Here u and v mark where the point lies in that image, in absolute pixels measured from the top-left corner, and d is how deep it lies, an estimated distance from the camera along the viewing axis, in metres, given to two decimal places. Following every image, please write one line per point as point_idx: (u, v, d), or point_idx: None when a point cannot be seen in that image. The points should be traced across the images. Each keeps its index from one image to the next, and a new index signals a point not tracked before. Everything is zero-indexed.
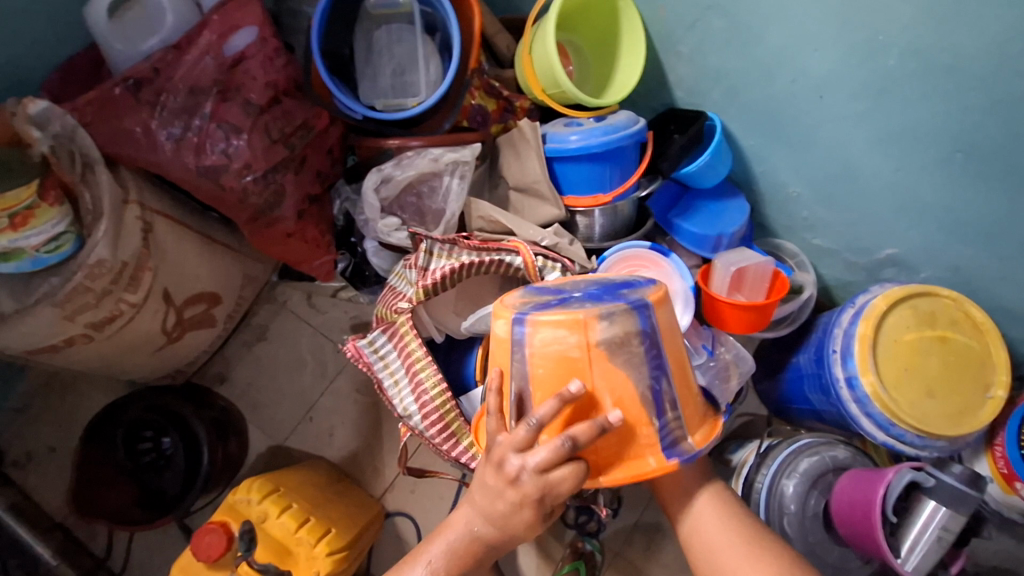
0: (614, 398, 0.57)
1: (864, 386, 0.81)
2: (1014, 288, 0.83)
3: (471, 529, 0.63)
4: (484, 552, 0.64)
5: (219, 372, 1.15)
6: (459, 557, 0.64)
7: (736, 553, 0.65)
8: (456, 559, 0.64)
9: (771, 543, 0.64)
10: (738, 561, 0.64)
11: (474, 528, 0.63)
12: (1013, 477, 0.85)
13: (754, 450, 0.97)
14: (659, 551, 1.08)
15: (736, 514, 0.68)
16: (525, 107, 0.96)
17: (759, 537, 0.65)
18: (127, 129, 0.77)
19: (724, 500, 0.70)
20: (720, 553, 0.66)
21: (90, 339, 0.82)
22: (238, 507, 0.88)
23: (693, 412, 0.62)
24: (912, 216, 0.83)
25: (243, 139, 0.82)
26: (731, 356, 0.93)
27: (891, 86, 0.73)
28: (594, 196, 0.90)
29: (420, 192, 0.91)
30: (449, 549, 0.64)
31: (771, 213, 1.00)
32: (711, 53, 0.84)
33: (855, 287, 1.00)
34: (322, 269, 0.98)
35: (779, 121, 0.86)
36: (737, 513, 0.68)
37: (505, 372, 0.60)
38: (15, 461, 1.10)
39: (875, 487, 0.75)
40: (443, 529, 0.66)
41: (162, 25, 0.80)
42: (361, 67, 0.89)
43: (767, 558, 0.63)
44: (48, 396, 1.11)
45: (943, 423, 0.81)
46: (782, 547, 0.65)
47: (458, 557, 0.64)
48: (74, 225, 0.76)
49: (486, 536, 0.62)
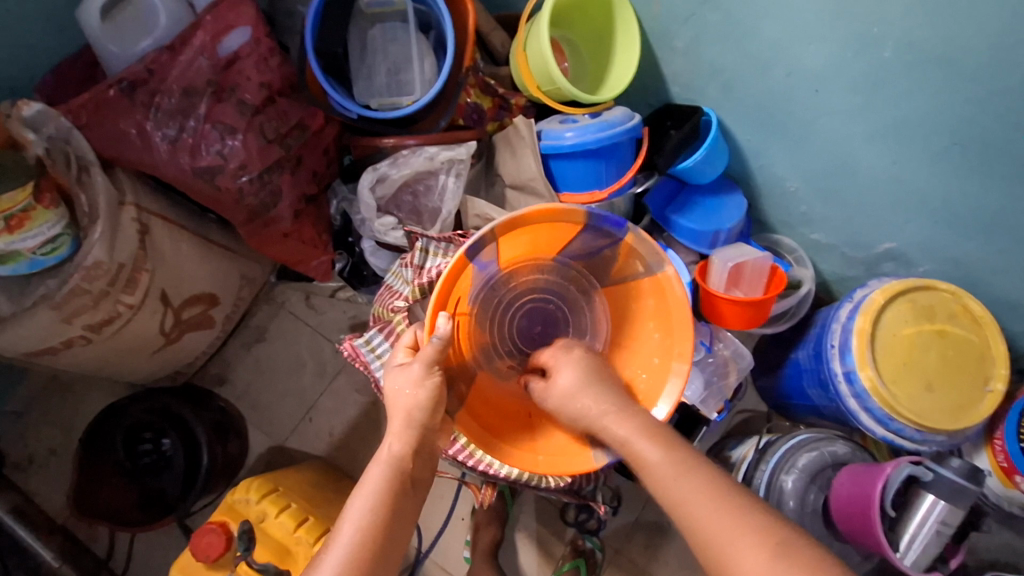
0: (468, 292, 0.71)
1: (863, 380, 0.81)
2: (1013, 281, 0.82)
3: (390, 444, 0.64)
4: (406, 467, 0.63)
5: (219, 373, 1.16)
6: (388, 488, 0.62)
7: (725, 532, 0.53)
8: (385, 488, 0.62)
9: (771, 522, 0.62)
10: (726, 548, 0.53)
11: (393, 449, 0.63)
12: (1013, 470, 0.84)
13: (753, 445, 0.96)
14: (660, 549, 1.08)
15: (695, 469, 0.59)
16: (519, 104, 0.95)
17: (746, 513, 0.54)
18: (121, 131, 0.77)
19: (676, 451, 0.61)
20: (702, 531, 0.55)
21: (87, 341, 0.82)
22: (237, 507, 0.88)
23: (511, 229, 0.68)
24: (909, 209, 0.83)
25: (238, 140, 0.82)
26: (729, 352, 0.93)
27: (886, 78, 0.72)
28: (591, 193, 0.89)
29: (416, 191, 0.91)
30: (376, 488, 0.61)
31: (769, 208, 0.99)
32: (706, 48, 0.84)
33: (853, 282, 1.00)
34: (320, 269, 0.99)
35: (777, 116, 0.85)
36: (726, 493, 0.56)
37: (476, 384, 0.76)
38: (15, 464, 1.10)
39: (874, 481, 0.74)
40: (363, 483, 0.62)
41: (154, 26, 0.80)
42: (356, 66, 0.89)
43: (756, 542, 0.52)
44: (49, 398, 1.12)
45: (942, 416, 0.81)
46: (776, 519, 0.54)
47: (386, 486, 0.61)
48: (69, 227, 0.76)
49: (406, 444, 0.64)
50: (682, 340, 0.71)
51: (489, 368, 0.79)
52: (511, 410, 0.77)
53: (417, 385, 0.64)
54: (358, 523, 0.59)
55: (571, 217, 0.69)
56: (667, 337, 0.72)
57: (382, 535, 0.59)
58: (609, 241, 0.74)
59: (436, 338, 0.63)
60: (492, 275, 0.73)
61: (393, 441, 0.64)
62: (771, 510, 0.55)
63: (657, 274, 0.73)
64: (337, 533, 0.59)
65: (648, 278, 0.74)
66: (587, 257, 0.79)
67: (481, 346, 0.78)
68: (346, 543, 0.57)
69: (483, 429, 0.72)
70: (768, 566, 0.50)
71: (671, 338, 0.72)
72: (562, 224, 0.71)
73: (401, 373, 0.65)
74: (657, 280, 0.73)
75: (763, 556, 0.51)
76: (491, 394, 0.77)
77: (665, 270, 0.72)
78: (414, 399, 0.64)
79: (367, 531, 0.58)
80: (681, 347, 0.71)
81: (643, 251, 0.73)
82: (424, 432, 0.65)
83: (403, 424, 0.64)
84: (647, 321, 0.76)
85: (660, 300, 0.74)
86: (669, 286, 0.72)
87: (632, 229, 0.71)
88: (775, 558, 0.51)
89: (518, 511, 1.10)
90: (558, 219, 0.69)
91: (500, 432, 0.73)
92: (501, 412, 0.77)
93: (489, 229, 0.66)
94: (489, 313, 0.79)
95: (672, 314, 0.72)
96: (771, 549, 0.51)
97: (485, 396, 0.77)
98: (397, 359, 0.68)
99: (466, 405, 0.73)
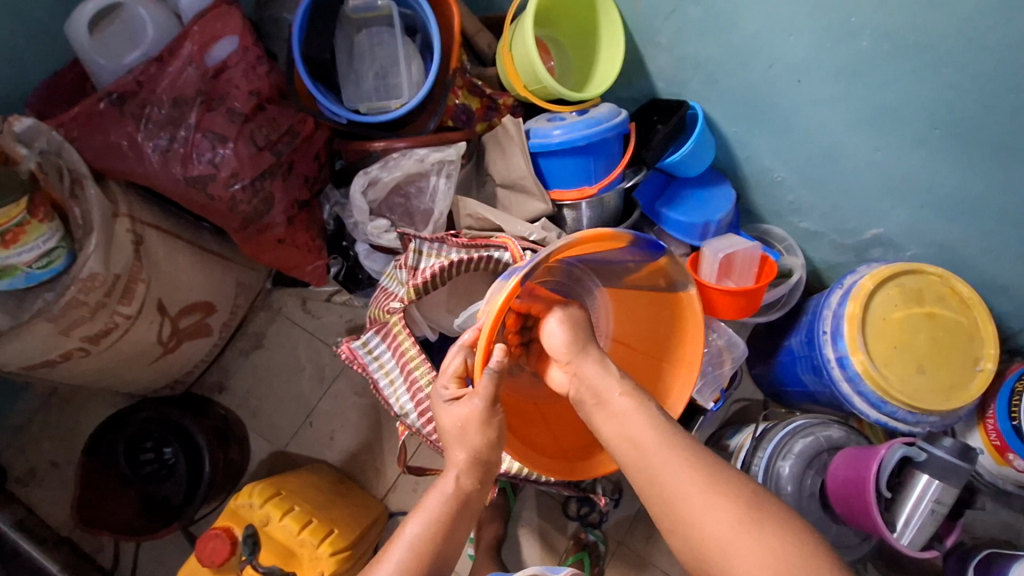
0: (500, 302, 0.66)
1: (855, 364, 0.82)
2: (999, 262, 0.84)
3: (453, 474, 0.65)
4: (471, 492, 0.65)
5: (218, 381, 1.16)
6: (448, 515, 0.63)
7: (694, 488, 0.55)
8: (444, 514, 0.63)
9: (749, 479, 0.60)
10: (696, 510, 0.54)
11: (461, 479, 0.65)
12: (1006, 449, 0.85)
13: (750, 433, 0.97)
14: (661, 540, 1.09)
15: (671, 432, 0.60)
16: (507, 104, 0.96)
17: (720, 477, 0.56)
18: (113, 143, 0.78)
19: (651, 414, 0.61)
20: (670, 492, 0.56)
21: (86, 353, 0.83)
22: (241, 512, 0.89)
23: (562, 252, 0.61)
24: (893, 195, 0.84)
25: (229, 148, 0.83)
26: (723, 342, 0.92)
27: (865, 67, 0.74)
28: (580, 189, 0.91)
29: (407, 193, 0.92)
30: (434, 513, 0.63)
31: (758, 199, 1.01)
32: (689, 43, 0.85)
33: (843, 268, 1.01)
34: (315, 273, 1.00)
35: (760, 107, 0.86)
36: (701, 457, 0.58)
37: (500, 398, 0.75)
38: (18, 479, 1.10)
39: (869, 463, 0.75)
40: (421, 509, 0.64)
41: (142, 39, 0.81)
42: (343, 71, 0.90)
43: (725, 501, 0.54)
44: (49, 412, 1.12)
45: (933, 398, 0.82)
46: (749, 485, 0.56)
47: (444, 513, 0.63)
48: (64, 240, 0.76)
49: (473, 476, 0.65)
50: (697, 349, 0.74)
51: (514, 378, 0.80)
52: (529, 413, 0.79)
53: (484, 425, 0.64)
54: (416, 535, 0.61)
55: (619, 240, 0.64)
56: (685, 349, 0.75)
57: (434, 558, 0.61)
58: (641, 259, 0.72)
59: (488, 372, 0.62)
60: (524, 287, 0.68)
61: (459, 473, 0.65)
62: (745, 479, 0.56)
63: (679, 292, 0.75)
64: (388, 548, 0.61)
65: (669, 293, 0.76)
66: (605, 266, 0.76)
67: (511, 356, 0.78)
68: (397, 562, 0.59)
69: (521, 443, 0.71)
70: (735, 521, 0.53)
71: (685, 344, 0.75)
72: (607, 244, 0.65)
73: (455, 410, 0.65)
74: (677, 298, 0.76)
75: (731, 518, 0.53)
76: (516, 403, 0.79)
77: (690, 290, 0.74)
78: (479, 436, 0.64)
79: (419, 557, 0.60)
80: (691, 357, 0.74)
81: (671, 271, 0.74)
82: (489, 465, 0.66)
83: (467, 456, 0.65)
84: (664, 328, 0.78)
85: (678, 315, 0.76)
86: (690, 303, 0.75)
87: (669, 252, 0.71)
88: (744, 515, 0.53)
89: (520, 507, 1.11)
90: (609, 240, 0.63)
91: (532, 439, 0.74)
92: (523, 416, 0.77)
93: (550, 253, 0.59)
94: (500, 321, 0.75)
95: (687, 324, 0.75)
96: (739, 513, 0.53)
97: (511, 401, 0.78)
98: (447, 392, 0.67)
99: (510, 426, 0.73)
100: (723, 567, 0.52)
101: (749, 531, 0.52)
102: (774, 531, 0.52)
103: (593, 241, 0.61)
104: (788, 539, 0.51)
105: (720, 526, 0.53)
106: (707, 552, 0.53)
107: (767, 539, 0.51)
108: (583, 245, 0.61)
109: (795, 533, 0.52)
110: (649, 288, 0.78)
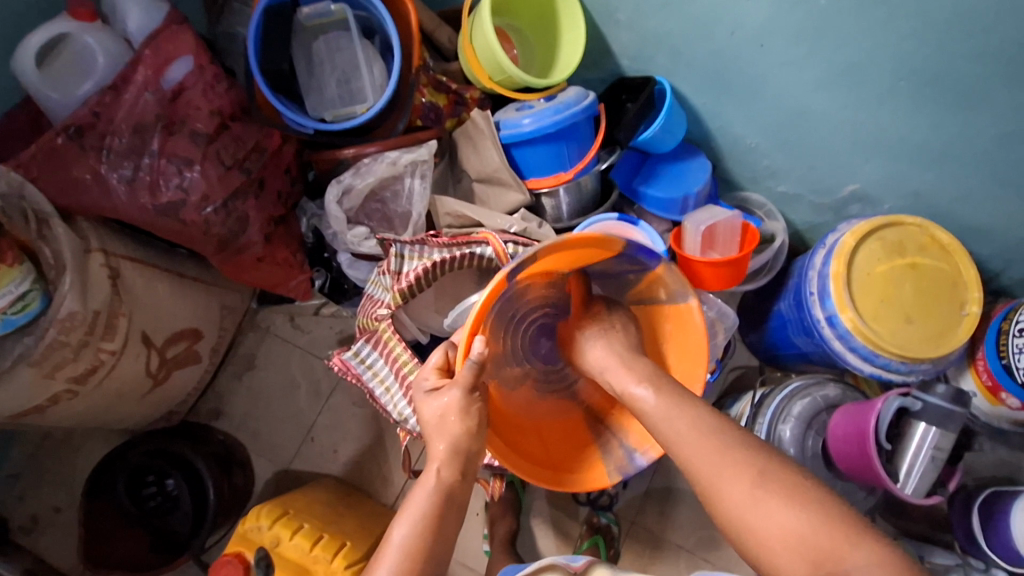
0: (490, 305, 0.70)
1: (845, 321, 0.83)
2: (974, 205, 0.84)
3: (434, 467, 0.64)
4: (456, 489, 0.65)
5: (214, 407, 1.15)
6: (433, 510, 0.62)
7: (711, 462, 0.59)
8: (432, 510, 0.62)
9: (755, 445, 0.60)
10: (715, 478, 0.58)
11: (441, 472, 0.64)
12: (998, 388, 0.87)
13: (749, 400, 0.98)
14: (673, 515, 1.10)
15: (686, 406, 0.65)
16: (474, 98, 0.94)
17: (732, 445, 0.60)
18: (76, 178, 0.76)
19: (668, 395, 0.66)
20: (693, 465, 0.60)
21: (74, 394, 0.81)
22: (250, 536, 0.88)
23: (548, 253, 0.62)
24: (866, 150, 0.85)
25: (196, 171, 0.81)
26: (714, 314, 0.89)
27: (826, 25, 0.73)
28: (556, 175, 0.90)
29: (383, 198, 0.91)
30: (421, 511, 0.62)
31: (733, 167, 1.01)
32: (649, 17, 0.85)
33: (825, 228, 1.02)
34: (301, 288, 0.98)
35: (727, 76, 0.86)
36: (720, 430, 0.61)
37: (494, 400, 0.76)
38: (22, 527, 1.09)
39: (867, 417, 0.76)
40: (407, 507, 0.63)
41: (93, 68, 0.79)
42: (304, 80, 0.88)
43: (740, 469, 0.58)
44: (45, 457, 1.11)
45: (924, 346, 0.83)
46: (764, 449, 0.60)
47: (431, 510, 0.62)
48: (37, 282, 0.74)
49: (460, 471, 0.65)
50: (695, 363, 0.73)
51: (499, 377, 0.78)
52: (524, 424, 0.78)
53: (462, 413, 0.65)
54: (410, 532, 0.61)
55: (611, 247, 0.65)
56: (681, 362, 0.75)
57: (428, 558, 0.60)
58: (638, 268, 0.71)
59: (469, 363, 0.63)
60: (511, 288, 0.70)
61: (439, 466, 0.65)
62: (764, 448, 0.59)
63: (680, 302, 0.73)
64: (379, 557, 0.60)
65: (669, 304, 0.75)
66: (609, 276, 0.78)
67: (497, 356, 0.78)
68: (390, 569, 0.58)
69: (506, 446, 0.73)
70: (751, 487, 0.56)
71: (684, 361, 0.75)
72: (596, 249, 0.65)
73: (435, 402, 0.66)
74: (679, 309, 0.73)
75: (747, 482, 0.57)
76: (505, 409, 0.77)
77: (688, 300, 0.71)
78: (457, 423, 0.65)
79: (412, 559, 0.59)
80: (687, 371, 0.74)
81: (669, 280, 0.72)
82: (468, 456, 0.66)
83: (447, 448, 0.65)
84: (660, 341, 0.78)
85: (678, 326, 0.75)
86: (689, 315, 0.72)
87: (666, 262, 0.68)
88: (758, 480, 0.57)
89: (531, 498, 1.11)
90: (598, 244, 0.63)
91: (521, 446, 0.75)
92: (515, 427, 0.77)
93: (531, 253, 0.60)
94: (505, 323, 0.79)
95: (688, 340, 0.74)
96: (752, 480, 0.57)
97: (500, 407, 0.77)
98: (427, 383, 0.68)
99: (492, 426, 0.73)
100: (742, 526, 0.56)
101: (765, 496, 0.56)
102: (791, 493, 0.55)
103: (580, 243, 0.61)
104: (804, 504, 0.54)
105: (737, 496, 0.57)
106: (728, 517, 0.57)
107: (783, 504, 0.55)
108: (570, 247, 0.62)
109: (816, 499, 0.54)
110: (649, 301, 0.78)
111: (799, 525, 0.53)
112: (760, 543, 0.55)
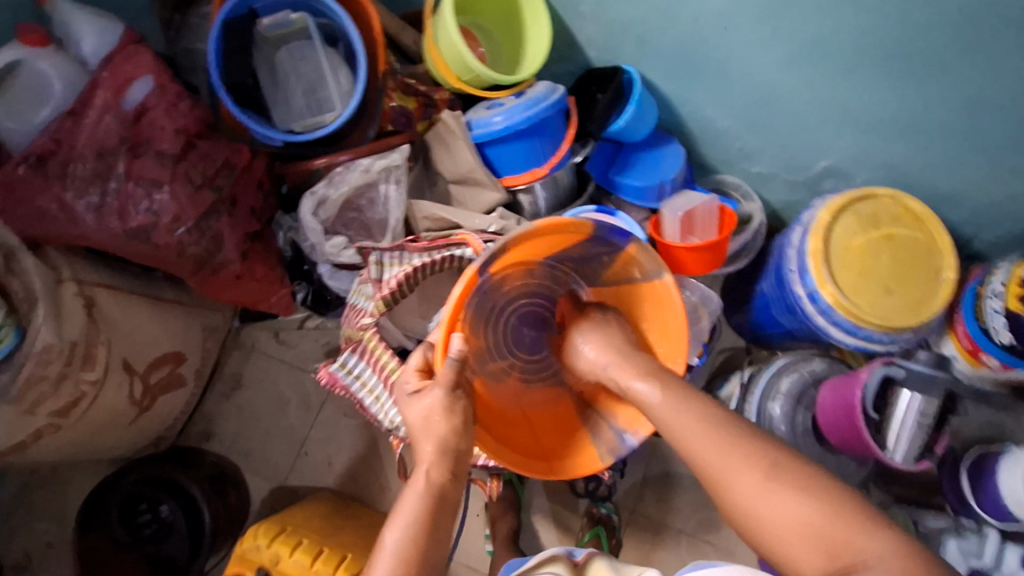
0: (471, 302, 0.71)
1: (826, 297, 0.84)
2: (943, 172, 0.86)
3: (423, 470, 0.64)
4: (449, 490, 0.64)
5: (204, 429, 1.13)
6: (425, 513, 0.62)
7: (721, 457, 0.59)
8: (424, 511, 0.62)
9: (760, 435, 0.60)
10: (724, 471, 0.58)
11: (431, 473, 0.64)
12: (978, 350, 0.88)
13: (737, 381, 0.99)
14: (671, 500, 1.11)
15: (691, 400, 0.65)
16: (444, 98, 0.93)
17: (741, 438, 0.60)
18: (41, 208, 0.74)
19: (671, 390, 0.67)
20: (701, 460, 0.60)
21: (57, 427, 0.80)
22: (248, 555, 0.86)
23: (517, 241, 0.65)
24: (835, 125, 0.86)
25: (165, 192, 0.79)
26: (697, 298, 0.91)
27: (788, 3, 0.74)
28: (531, 171, 0.90)
29: (359, 207, 0.90)
30: (412, 514, 0.61)
31: (707, 151, 1.01)
32: (612, 7, 0.85)
33: (801, 205, 1.03)
34: (281, 303, 0.98)
35: (694, 60, 0.86)
36: (725, 422, 0.61)
37: (479, 394, 0.76)
38: (14, 566, 1.07)
39: (854, 389, 0.78)
40: (398, 510, 0.62)
41: (50, 94, 0.77)
42: (269, 92, 0.87)
43: (751, 460, 0.58)
44: (34, 493, 1.09)
45: (903, 315, 0.84)
46: (772, 441, 0.60)
47: (423, 513, 0.61)
48: (10, 316, 0.70)
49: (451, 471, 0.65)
50: (676, 342, 0.74)
51: (485, 372, 0.78)
52: (512, 416, 0.78)
53: (447, 412, 0.65)
54: (401, 536, 0.60)
55: (579, 229, 0.67)
56: (663, 341, 0.76)
57: (423, 560, 0.59)
58: (610, 249, 0.73)
59: (450, 360, 0.65)
60: (487, 282, 0.71)
61: (429, 467, 0.64)
62: (771, 440, 0.60)
63: (654, 281, 0.74)
64: (373, 565, 0.59)
65: (645, 284, 0.76)
66: (582, 260, 0.78)
67: (479, 351, 0.77)
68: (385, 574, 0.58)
69: (494, 440, 0.73)
70: (762, 479, 0.56)
71: (666, 342, 0.75)
72: (565, 232, 0.68)
73: (419, 403, 0.66)
74: (653, 286, 0.75)
75: (758, 476, 0.57)
76: (491, 404, 0.77)
77: (663, 278, 0.73)
78: (442, 423, 0.65)
79: (406, 563, 0.58)
80: (667, 349, 0.75)
81: (643, 259, 0.73)
82: (458, 455, 0.65)
83: (435, 448, 0.65)
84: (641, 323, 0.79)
85: (658, 308, 0.75)
86: (666, 294, 0.73)
87: (637, 241, 0.71)
88: (770, 473, 0.57)
89: (529, 495, 1.12)
90: (566, 228, 0.66)
91: (509, 438, 0.75)
92: (504, 420, 0.77)
93: (502, 244, 0.63)
94: (490, 321, 0.78)
95: (668, 319, 0.74)
96: (764, 473, 0.57)
97: (486, 402, 0.77)
98: (410, 385, 0.68)
99: (479, 421, 0.74)
100: (752, 518, 0.56)
101: (777, 486, 0.56)
102: (801, 484, 0.55)
103: (548, 228, 0.65)
104: (815, 495, 0.54)
105: (747, 487, 0.57)
106: (738, 510, 0.57)
107: (793, 494, 0.55)
108: (537, 233, 0.65)
109: (826, 487, 0.54)
110: (626, 283, 0.78)
111: (810, 514, 0.54)
112: (771, 534, 0.55)
